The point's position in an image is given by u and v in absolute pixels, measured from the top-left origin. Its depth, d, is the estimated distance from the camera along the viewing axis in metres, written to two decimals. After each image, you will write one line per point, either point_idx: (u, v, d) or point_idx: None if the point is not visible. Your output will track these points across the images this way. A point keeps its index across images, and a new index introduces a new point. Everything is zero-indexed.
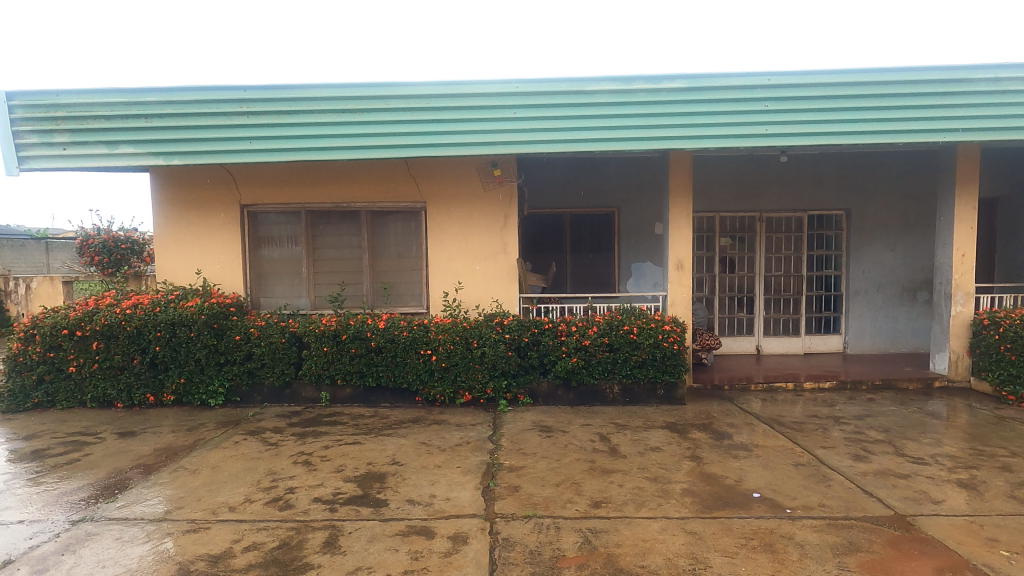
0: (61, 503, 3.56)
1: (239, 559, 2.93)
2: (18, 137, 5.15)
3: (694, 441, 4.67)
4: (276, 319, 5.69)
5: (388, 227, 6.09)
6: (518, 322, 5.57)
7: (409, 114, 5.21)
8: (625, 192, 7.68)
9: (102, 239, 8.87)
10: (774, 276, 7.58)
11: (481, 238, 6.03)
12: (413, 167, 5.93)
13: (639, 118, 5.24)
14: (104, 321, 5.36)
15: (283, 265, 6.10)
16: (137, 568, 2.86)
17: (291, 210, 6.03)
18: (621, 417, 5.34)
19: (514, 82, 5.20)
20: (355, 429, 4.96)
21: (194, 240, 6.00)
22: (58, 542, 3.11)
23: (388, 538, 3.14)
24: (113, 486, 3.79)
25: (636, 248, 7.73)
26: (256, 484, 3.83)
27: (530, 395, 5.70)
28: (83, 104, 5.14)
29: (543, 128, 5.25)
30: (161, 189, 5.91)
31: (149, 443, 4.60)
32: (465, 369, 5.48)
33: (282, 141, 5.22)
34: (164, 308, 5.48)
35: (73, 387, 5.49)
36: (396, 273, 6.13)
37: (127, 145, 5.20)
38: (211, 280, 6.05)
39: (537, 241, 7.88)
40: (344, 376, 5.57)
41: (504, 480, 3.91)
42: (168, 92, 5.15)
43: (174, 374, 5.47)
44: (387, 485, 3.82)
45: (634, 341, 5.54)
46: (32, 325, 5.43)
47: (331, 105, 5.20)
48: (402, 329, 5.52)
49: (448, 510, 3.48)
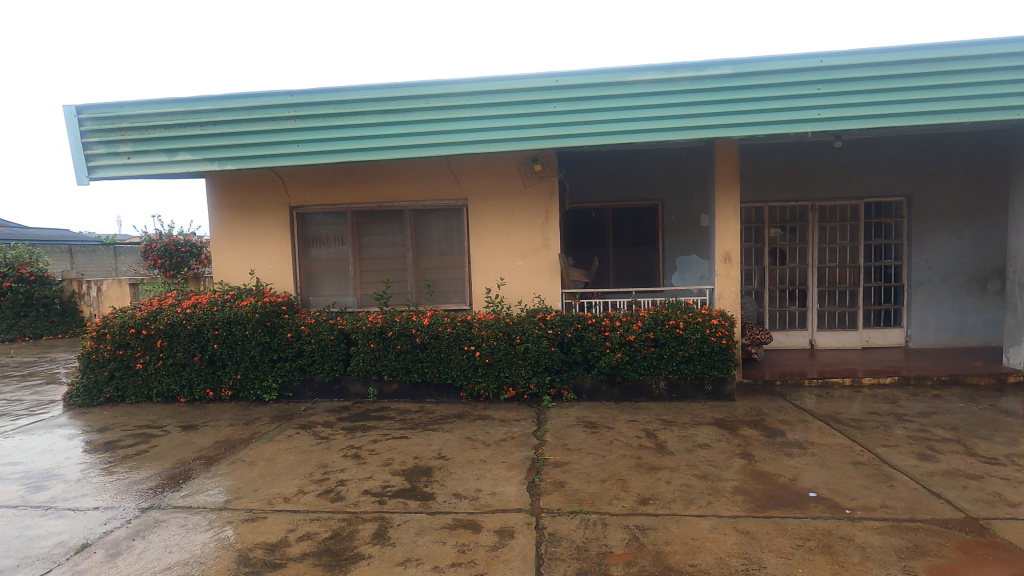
0: (132, 491, 3.78)
1: (294, 548, 3.04)
2: (87, 148, 5.49)
3: (745, 438, 4.54)
4: (325, 317, 5.86)
5: (430, 225, 6.17)
6: (561, 318, 5.54)
7: (450, 113, 5.26)
8: (669, 185, 7.52)
9: (164, 243, 9.36)
10: (828, 268, 7.26)
11: (523, 234, 6.03)
12: (453, 165, 5.98)
13: (681, 107, 5.11)
14: (167, 320, 5.64)
15: (331, 264, 6.28)
16: (200, 554, 3.01)
17: (337, 211, 6.19)
18: (667, 413, 5.24)
19: (554, 75, 5.17)
20: (401, 424, 5.05)
21: (247, 241, 6.24)
22: (130, 528, 3.30)
23: (435, 531, 3.19)
24: (178, 476, 4.01)
25: (680, 242, 7.56)
26: (309, 476, 3.96)
27: (574, 391, 5.66)
28: (145, 114, 5.43)
29: (583, 121, 5.19)
30: (217, 193, 6.17)
31: (210, 437, 4.83)
32: (509, 365, 5.50)
33: (328, 143, 5.36)
34: (220, 307, 5.71)
35: (140, 382, 5.82)
36: (439, 270, 6.20)
37: (185, 153, 5.46)
38: (264, 280, 6.29)
39: (580, 235, 7.82)
40: (390, 372, 5.68)
41: (549, 475, 3.90)
42: (221, 99, 5.37)
43: (231, 370, 5.72)
44: (434, 479, 3.88)
45: (681, 336, 5.43)
46: (103, 324, 5.80)
47: (373, 107, 5.31)
48: (445, 326, 5.58)
49: (494, 504, 3.50)
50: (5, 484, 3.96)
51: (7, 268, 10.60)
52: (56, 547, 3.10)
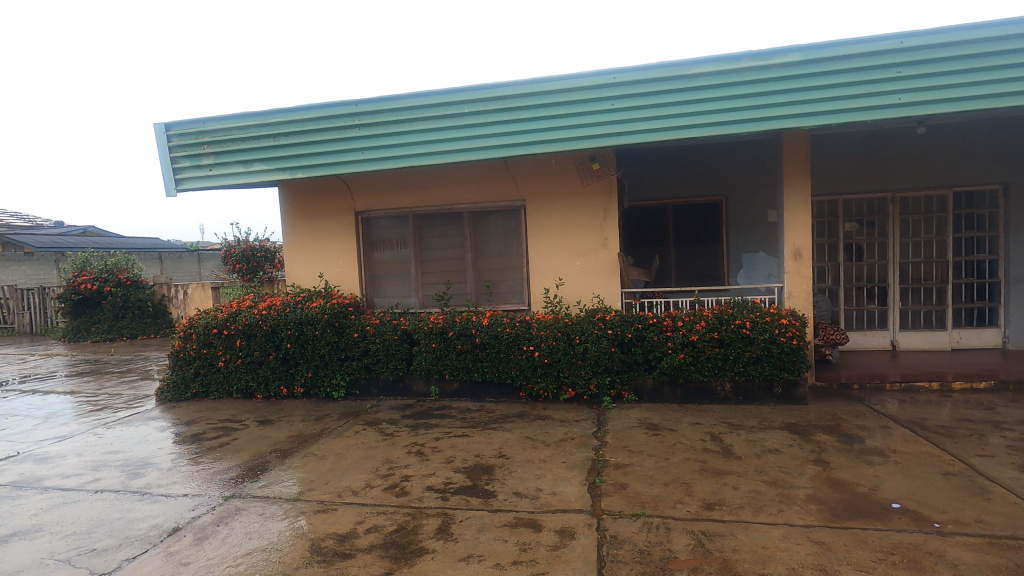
0: (216, 480, 4.06)
1: (363, 539, 3.16)
2: (174, 163, 5.95)
3: (819, 444, 4.30)
4: (389, 317, 6.06)
5: (489, 226, 6.24)
6: (621, 318, 5.46)
7: (507, 115, 5.31)
8: (733, 179, 7.26)
9: (242, 248, 9.97)
10: (911, 264, 6.77)
11: (581, 234, 6.00)
12: (511, 167, 6.04)
13: (745, 99, 4.92)
14: (245, 321, 6.01)
15: (394, 267, 6.48)
16: (277, 541, 3.19)
17: (399, 215, 6.38)
18: (733, 416, 5.05)
19: (611, 72, 5.11)
20: (462, 422, 5.15)
21: (317, 246, 6.55)
22: (214, 514, 3.55)
23: (497, 529, 3.23)
24: (256, 468, 4.26)
25: (746, 238, 7.28)
26: (375, 471, 4.11)
27: (635, 392, 5.56)
28: (224, 129, 5.81)
29: (642, 117, 5.09)
30: (288, 201, 6.52)
31: (284, 431, 5.10)
32: (568, 365, 5.48)
33: (390, 149, 5.54)
34: (292, 308, 6.02)
35: (221, 379, 6.22)
36: (498, 271, 6.27)
37: (260, 163, 5.81)
38: (332, 282, 6.57)
39: (639, 234, 7.68)
40: (451, 371, 5.79)
41: (610, 477, 3.86)
42: (290, 111, 5.67)
43: (302, 368, 6.01)
44: (495, 477, 3.93)
45: (747, 336, 5.22)
46: (189, 325, 6.25)
47: (432, 112, 5.44)
48: (504, 326, 5.63)
49: (555, 504, 3.50)
50: (108, 470, 4.35)
51: (107, 274, 11.60)
52: (152, 529, 3.37)
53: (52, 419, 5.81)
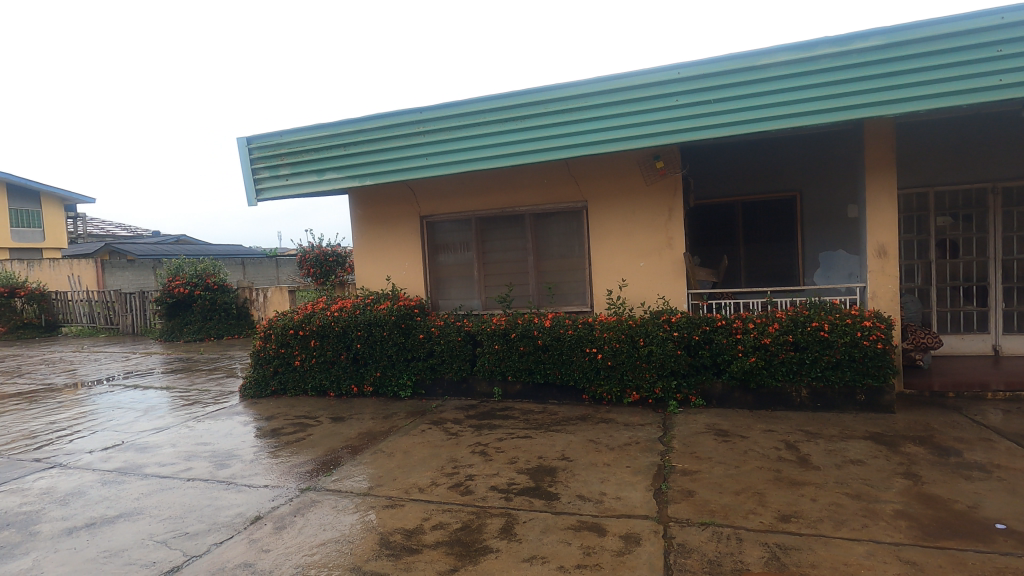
0: (293, 473, 4.29)
1: (428, 536, 3.24)
2: (255, 174, 6.35)
3: (908, 456, 3.99)
4: (452, 319, 6.18)
5: (551, 227, 6.24)
6: (688, 320, 5.31)
7: (568, 116, 5.29)
8: (808, 174, 6.89)
9: (315, 254, 10.50)
10: (1016, 261, 6.17)
11: (645, 234, 5.88)
12: (572, 168, 6.01)
13: (821, 88, 4.66)
14: (319, 322, 6.32)
15: (457, 270, 6.60)
16: (349, 533, 3.33)
17: (462, 218, 6.49)
18: (811, 424, 4.78)
19: (675, 67, 4.96)
20: (525, 423, 5.17)
21: (384, 250, 6.79)
22: (292, 505, 3.75)
23: (561, 531, 3.21)
24: (329, 462, 4.47)
25: (823, 235, 6.89)
26: (440, 469, 4.20)
27: (703, 397, 5.38)
28: (299, 141, 6.15)
29: (708, 112, 4.92)
30: (358, 207, 6.79)
31: (355, 428, 5.32)
32: (632, 368, 5.37)
33: (452, 154, 5.66)
34: (362, 310, 6.27)
35: (297, 377, 6.57)
36: (560, 273, 6.26)
37: (331, 172, 6.10)
38: (398, 285, 6.79)
39: (706, 234, 7.44)
40: (514, 373, 5.83)
41: (677, 483, 3.75)
42: (359, 121, 5.91)
43: (371, 368, 6.24)
44: (558, 479, 3.92)
45: (826, 340, 4.93)
46: (269, 326, 6.63)
47: (494, 116, 5.51)
48: (567, 328, 5.60)
49: (619, 509, 3.45)
50: (198, 460, 4.70)
51: (197, 279, 12.54)
52: (236, 517, 3.61)
53: (151, 412, 6.35)
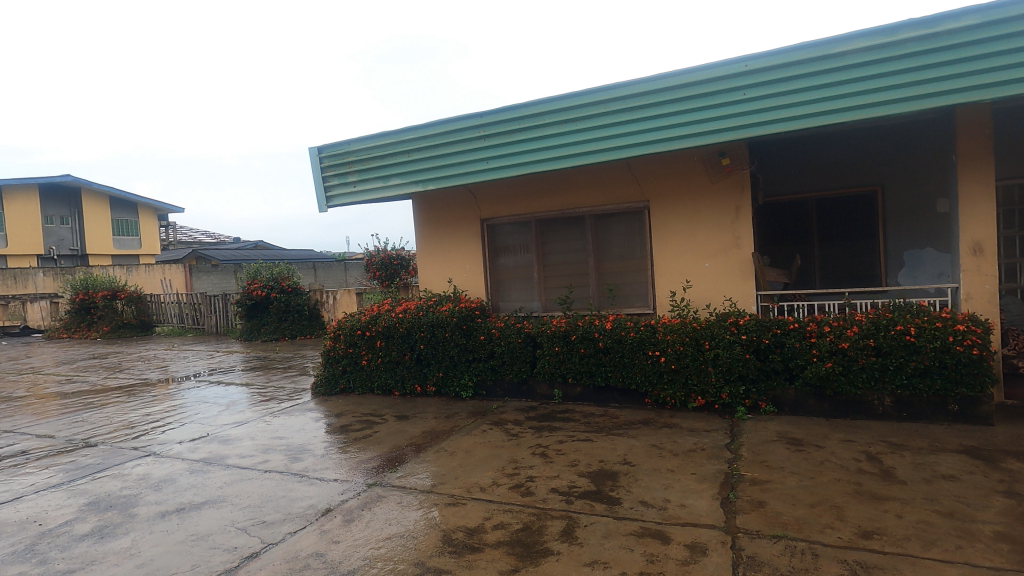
0: (360, 468, 4.46)
1: (490, 535, 3.27)
2: (325, 181, 6.66)
3: (1010, 473, 3.64)
4: (513, 321, 6.23)
5: (611, 228, 6.16)
6: (756, 322, 5.10)
7: (629, 115, 5.21)
8: (890, 167, 6.45)
9: (381, 257, 10.87)
10: None
11: (711, 234, 5.70)
12: (634, 168, 5.91)
13: (907, 74, 4.34)
14: (384, 323, 6.54)
15: (518, 272, 6.64)
16: (413, 529, 3.42)
17: (522, 220, 6.53)
18: (895, 434, 4.45)
19: (742, 60, 4.79)
20: (585, 426, 5.12)
21: (446, 253, 6.93)
22: (360, 499, 3.90)
23: (623, 537, 3.16)
24: (394, 459, 4.61)
25: (908, 233, 6.43)
26: (501, 469, 4.24)
27: (773, 403, 5.13)
28: (366, 148, 6.39)
29: (779, 105, 4.70)
30: (421, 211, 6.98)
31: (419, 427, 5.46)
32: (697, 372, 5.20)
33: (512, 157, 5.70)
34: (425, 312, 6.43)
35: (364, 376, 6.82)
36: (621, 274, 6.16)
37: (396, 178, 6.30)
38: (460, 287, 6.90)
39: (777, 232, 7.09)
40: (574, 375, 5.79)
41: (746, 493, 3.60)
42: (422, 128, 6.08)
43: (434, 368, 6.38)
44: (620, 484, 3.85)
45: (912, 345, 4.58)
46: (338, 326, 6.93)
47: (553, 118, 5.51)
48: (628, 330, 5.51)
49: (684, 517, 3.35)
50: (274, 453, 4.97)
51: (273, 282, 13.28)
52: (309, 508, 3.80)
53: (233, 407, 6.80)
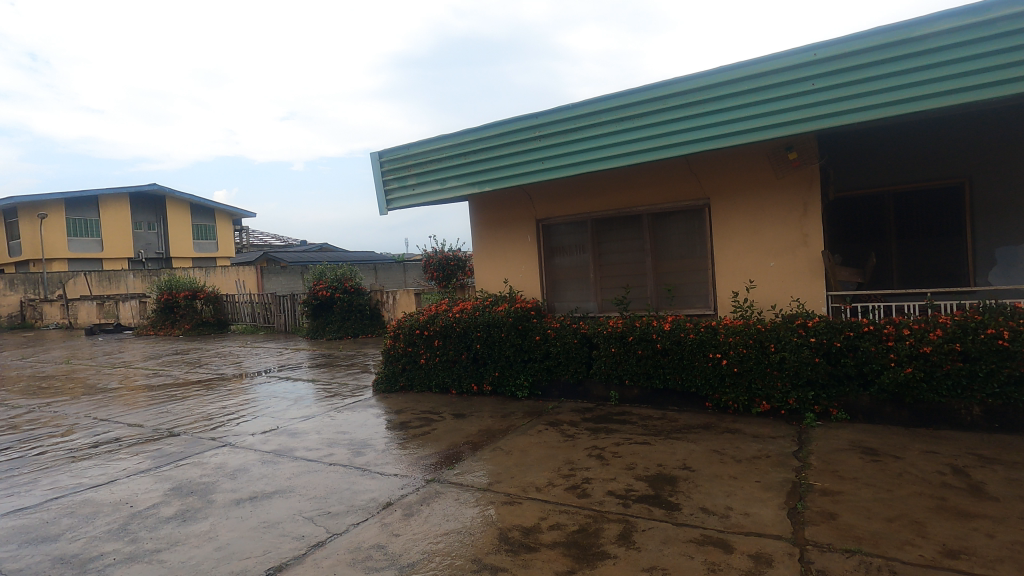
0: (419, 464, 4.57)
1: (546, 535, 3.28)
2: (386, 185, 6.87)
3: None
4: (569, 322, 6.20)
5: (670, 227, 6.01)
6: (826, 324, 4.85)
7: (689, 110, 5.07)
8: (978, 157, 5.97)
9: (438, 258, 11.10)
10: None
11: (776, 232, 5.46)
12: (693, 164, 5.75)
13: (999, 55, 4.01)
14: (442, 323, 6.67)
15: (573, 272, 6.60)
16: (470, 525, 3.47)
17: (578, 220, 6.48)
18: (985, 447, 4.10)
19: (812, 49, 4.57)
20: (643, 429, 5.02)
21: (503, 254, 6.99)
22: (419, 494, 4.00)
23: (682, 543, 3.08)
24: (451, 457, 4.70)
25: (999, 229, 5.94)
26: (557, 470, 4.23)
27: (846, 410, 4.85)
28: (424, 152, 6.55)
29: (851, 95, 4.46)
30: (478, 212, 7.07)
31: (475, 425, 5.53)
32: (762, 376, 5.00)
33: (568, 157, 5.69)
34: (481, 312, 6.51)
35: (423, 374, 6.98)
36: (680, 274, 6.01)
37: (453, 180, 6.42)
38: (515, 288, 6.94)
39: (848, 229, 6.70)
40: (631, 377, 5.70)
41: (816, 504, 3.42)
42: (478, 130, 6.16)
43: (490, 367, 6.45)
44: (679, 489, 3.76)
45: (1005, 350, 4.21)
46: (398, 326, 7.12)
47: (609, 116, 5.44)
48: (688, 331, 5.36)
49: (748, 526, 3.23)
50: (339, 447, 5.18)
51: (337, 283, 13.83)
52: (371, 501, 3.93)
53: (300, 401, 7.13)
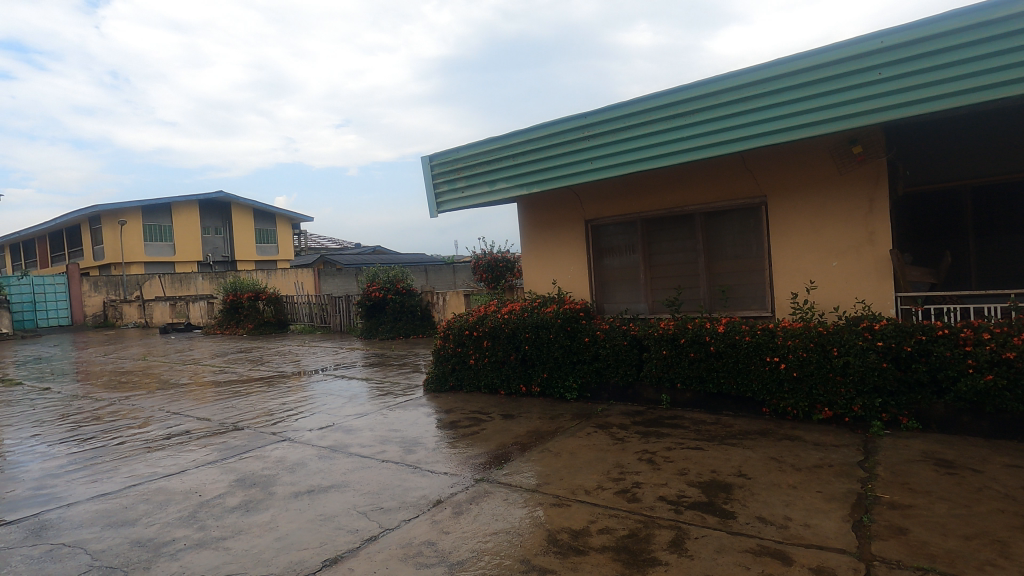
0: (468, 464, 4.62)
1: (595, 539, 3.24)
2: (436, 188, 7.00)
3: None
4: (618, 323, 6.12)
5: (724, 226, 5.84)
6: (895, 327, 4.58)
7: (743, 105, 4.91)
8: None
9: (488, 260, 11.20)
10: None
11: (839, 230, 5.21)
12: (749, 161, 5.56)
13: None
14: (491, 324, 6.72)
15: (623, 273, 6.51)
16: (519, 526, 3.48)
17: (628, 220, 6.39)
18: None
19: (877, 37, 4.34)
20: (696, 434, 4.89)
21: (551, 255, 6.98)
22: (468, 493, 4.04)
23: (737, 553, 2.98)
24: (500, 457, 4.73)
25: None
26: (606, 473, 4.18)
27: (917, 419, 4.57)
28: (473, 155, 6.64)
29: (922, 83, 4.20)
30: (526, 214, 7.08)
31: (524, 426, 5.54)
32: (823, 381, 4.77)
33: (617, 156, 5.62)
34: (530, 313, 6.51)
35: (472, 374, 7.05)
36: (735, 274, 5.82)
37: (502, 182, 6.46)
38: (564, 289, 6.91)
39: (919, 227, 6.35)
40: (684, 380, 5.56)
41: (883, 517, 3.23)
42: (527, 131, 6.19)
43: (539, 368, 6.44)
44: (734, 497, 3.64)
45: None
46: (447, 327, 7.23)
47: (660, 113, 5.34)
48: (743, 334, 5.18)
49: (808, 538, 3.08)
50: (391, 445, 5.31)
51: (389, 284, 14.19)
52: (421, 498, 4.00)
53: (355, 399, 7.36)
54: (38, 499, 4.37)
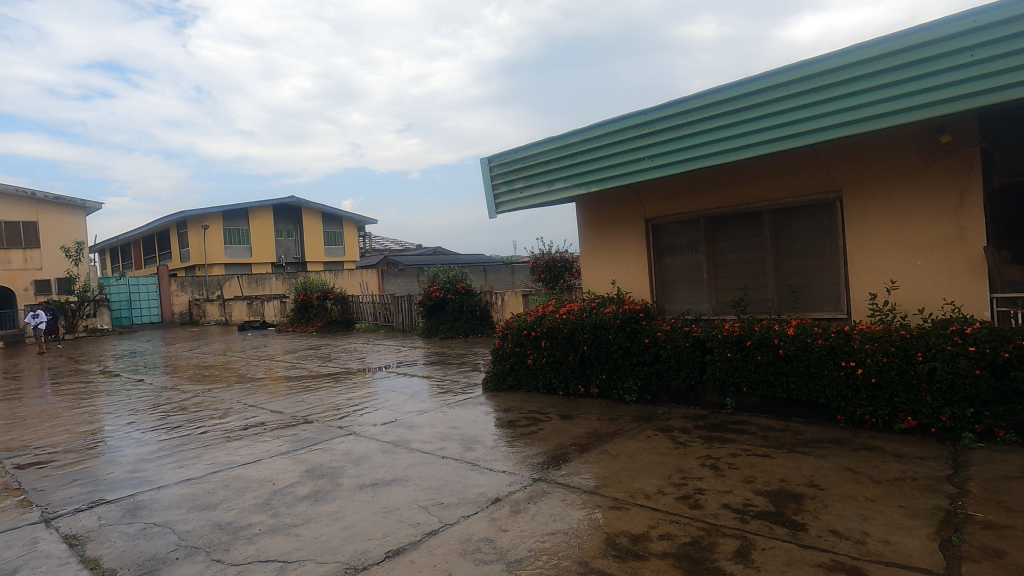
0: (526, 463, 4.64)
1: (656, 544, 3.18)
2: (495, 189, 7.07)
3: None
4: (680, 324, 5.96)
5: (794, 223, 5.56)
6: (989, 331, 4.21)
7: (815, 95, 4.67)
8: None
9: (545, 260, 11.19)
10: None
11: (924, 225, 4.84)
12: (822, 154, 5.28)
13: None
14: (549, 324, 6.71)
15: (685, 273, 6.33)
16: (577, 527, 3.46)
17: (690, 219, 6.21)
18: None
19: (967, 16, 4.03)
20: (763, 440, 4.69)
21: (611, 254, 6.89)
22: (526, 492, 4.06)
23: (808, 567, 2.84)
24: (557, 457, 4.71)
25: None
26: (667, 478, 4.08)
27: (1016, 432, 4.18)
28: (532, 155, 6.65)
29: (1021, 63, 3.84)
30: (585, 213, 7.02)
31: (582, 427, 5.50)
32: (906, 389, 4.45)
33: (679, 153, 5.48)
34: (588, 313, 6.45)
35: (530, 374, 7.07)
36: (806, 273, 5.53)
37: (560, 181, 6.45)
38: (623, 289, 6.80)
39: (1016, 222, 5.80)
40: (750, 384, 5.34)
41: (975, 537, 2.98)
42: (585, 130, 6.15)
43: (597, 369, 6.38)
44: (805, 508, 3.45)
45: None
46: (506, 327, 7.28)
47: (724, 108, 5.16)
48: (816, 337, 4.91)
49: (888, 555, 2.89)
50: (451, 442, 5.41)
51: (449, 284, 14.48)
52: (480, 495, 4.06)
53: (416, 396, 7.56)
54: (132, 481, 4.77)
